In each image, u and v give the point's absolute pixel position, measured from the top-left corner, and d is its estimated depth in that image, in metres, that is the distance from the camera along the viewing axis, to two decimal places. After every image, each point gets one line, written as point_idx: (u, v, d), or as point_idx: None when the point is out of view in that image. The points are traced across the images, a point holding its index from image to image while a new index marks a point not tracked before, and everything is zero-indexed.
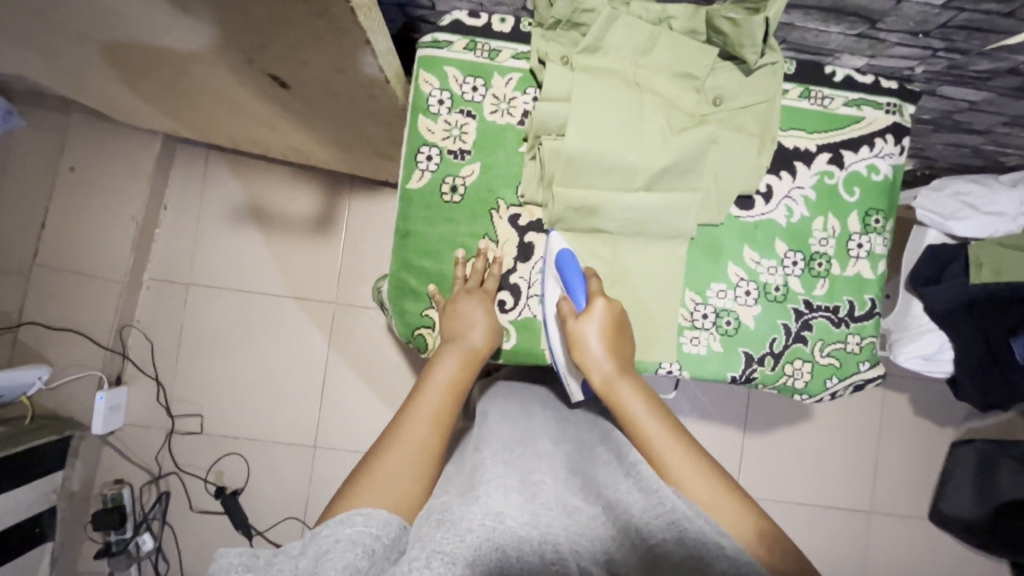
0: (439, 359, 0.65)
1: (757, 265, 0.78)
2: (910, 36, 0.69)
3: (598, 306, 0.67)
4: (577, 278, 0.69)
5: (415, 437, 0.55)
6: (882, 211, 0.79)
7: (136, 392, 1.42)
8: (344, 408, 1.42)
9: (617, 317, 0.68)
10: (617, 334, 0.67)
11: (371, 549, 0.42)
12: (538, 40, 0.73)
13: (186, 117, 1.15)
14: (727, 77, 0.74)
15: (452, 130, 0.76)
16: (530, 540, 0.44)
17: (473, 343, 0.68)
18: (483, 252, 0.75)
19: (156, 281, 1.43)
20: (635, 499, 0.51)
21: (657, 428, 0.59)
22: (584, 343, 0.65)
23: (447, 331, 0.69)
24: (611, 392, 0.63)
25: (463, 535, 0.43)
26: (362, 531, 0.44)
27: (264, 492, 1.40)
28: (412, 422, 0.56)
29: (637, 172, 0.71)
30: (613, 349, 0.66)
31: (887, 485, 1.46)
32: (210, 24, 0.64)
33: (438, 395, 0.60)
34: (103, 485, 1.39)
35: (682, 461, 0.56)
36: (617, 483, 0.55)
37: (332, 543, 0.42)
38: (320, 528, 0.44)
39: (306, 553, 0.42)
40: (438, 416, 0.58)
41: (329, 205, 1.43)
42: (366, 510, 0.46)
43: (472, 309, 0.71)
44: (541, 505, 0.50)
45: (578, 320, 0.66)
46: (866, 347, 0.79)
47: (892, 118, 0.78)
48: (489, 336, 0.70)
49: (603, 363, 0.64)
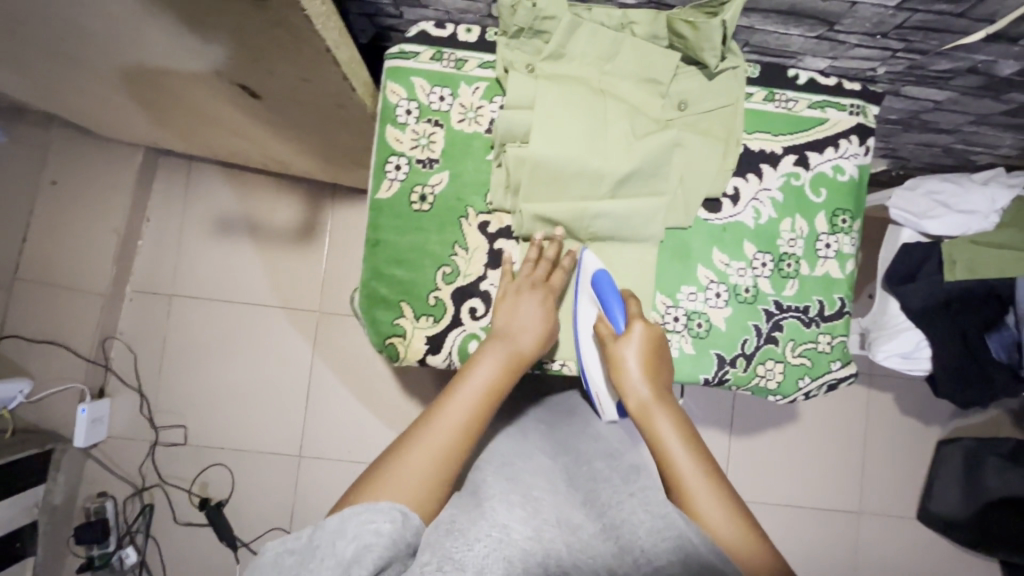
0: (483, 353, 0.63)
1: (726, 267, 0.78)
2: (869, 37, 0.70)
3: (636, 330, 0.66)
4: (615, 300, 0.68)
5: (446, 436, 0.56)
6: (849, 211, 0.80)
7: (119, 405, 1.41)
8: (330, 417, 1.42)
9: (656, 342, 0.67)
10: (656, 359, 0.66)
11: (398, 553, 0.45)
12: (502, 48, 0.73)
13: (167, 130, 1.15)
14: (690, 82, 0.75)
15: (420, 139, 0.76)
16: (532, 554, 0.48)
17: (521, 347, 0.65)
18: (556, 240, 0.73)
19: (139, 293, 1.43)
20: (641, 518, 0.52)
21: (691, 463, 0.58)
22: (622, 365, 0.65)
23: (499, 323, 0.67)
24: (646, 419, 0.62)
25: (471, 544, 0.47)
26: (399, 532, 0.47)
27: (249, 504, 1.40)
28: (442, 421, 0.56)
29: (603, 178, 0.71)
30: (650, 374, 0.65)
31: (874, 485, 1.46)
32: (176, 37, 0.65)
33: (472, 395, 0.59)
34: (86, 499, 1.38)
35: (714, 503, 0.55)
36: (620, 503, 0.55)
37: (373, 537, 0.45)
38: (361, 511, 0.47)
39: (347, 535, 0.45)
40: (470, 422, 0.57)
41: (312, 215, 1.43)
42: (403, 511, 0.49)
43: (529, 309, 0.69)
44: (545, 520, 0.53)
45: (618, 342, 0.66)
46: (836, 346, 0.80)
47: (856, 120, 0.79)
48: (539, 341, 0.67)
49: (641, 389, 0.63)
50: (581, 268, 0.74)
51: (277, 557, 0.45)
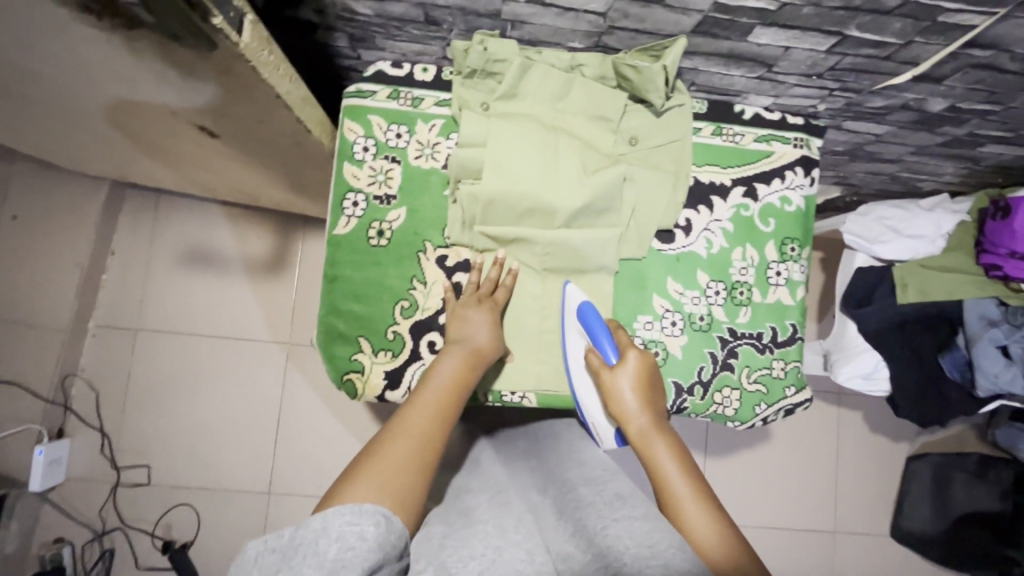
0: (444, 355, 0.67)
1: (681, 296, 0.80)
2: (806, 77, 0.74)
3: (630, 359, 0.68)
4: (603, 329, 0.70)
5: (418, 429, 0.57)
6: (797, 240, 0.82)
7: (79, 445, 1.36)
8: (299, 451, 1.39)
9: (649, 370, 0.69)
10: (651, 388, 0.67)
11: (384, 556, 0.45)
12: (457, 87, 0.76)
13: (132, 165, 1.15)
14: (640, 118, 0.78)
15: (377, 176, 0.78)
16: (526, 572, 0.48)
17: (478, 344, 0.69)
18: (499, 262, 0.75)
19: (103, 328, 1.40)
20: (627, 544, 0.50)
21: (685, 485, 0.58)
22: (618, 395, 0.66)
23: (455, 335, 0.70)
24: (645, 446, 0.63)
25: (467, 560, 0.49)
26: (385, 535, 0.46)
27: (215, 545, 1.35)
28: (414, 415, 0.58)
29: (556, 212, 0.73)
30: (647, 403, 0.66)
31: (848, 504, 1.46)
32: (130, 81, 0.66)
33: (442, 390, 0.62)
34: (41, 546, 1.32)
35: (707, 523, 0.55)
36: (607, 528, 0.54)
37: (357, 540, 0.44)
38: (345, 510, 0.46)
39: (330, 536, 0.44)
40: (439, 415, 0.59)
41: (282, 246, 1.43)
42: (387, 513, 0.48)
43: (480, 315, 0.71)
44: (536, 549, 0.52)
45: (614, 373, 0.67)
46: (790, 372, 0.81)
47: (801, 152, 0.82)
48: (495, 341, 0.71)
49: (639, 417, 0.65)
50: (565, 303, 0.75)
51: (259, 551, 0.44)
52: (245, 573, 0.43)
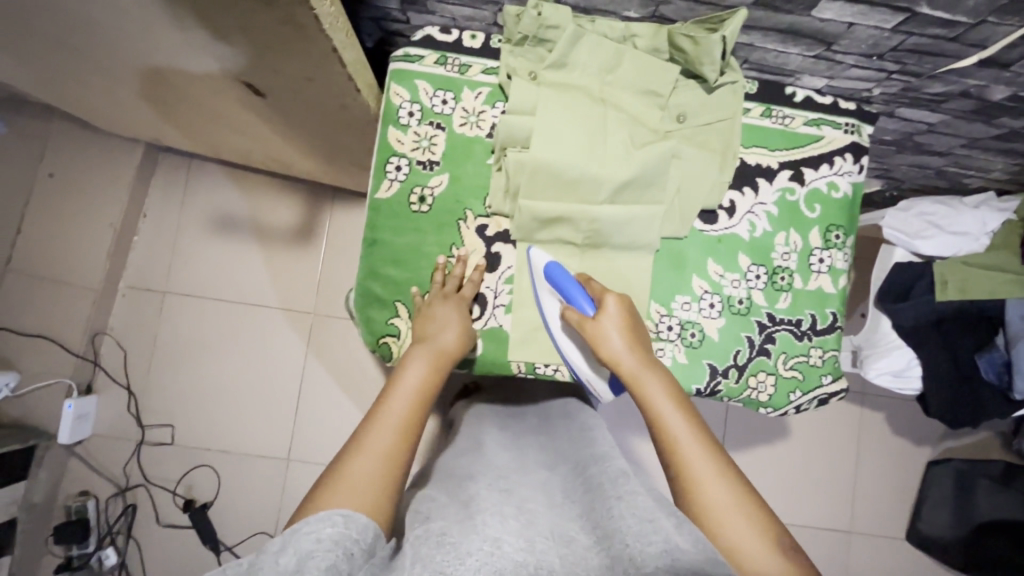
0: (410, 358, 0.63)
1: (720, 278, 0.79)
2: (865, 58, 0.72)
3: (611, 305, 0.67)
4: (573, 284, 0.70)
5: (385, 440, 0.54)
6: (842, 228, 0.81)
7: (106, 402, 1.38)
8: (318, 420, 1.40)
9: (631, 313, 0.68)
10: (636, 330, 0.67)
11: (350, 551, 0.43)
12: (506, 55, 0.75)
13: (169, 127, 1.16)
14: (689, 95, 0.76)
15: (421, 141, 0.77)
16: (526, 565, 0.46)
17: (444, 344, 0.67)
18: (461, 258, 0.76)
19: (133, 289, 1.41)
20: (628, 523, 0.48)
21: (680, 422, 0.58)
22: (605, 339, 0.65)
23: (419, 332, 0.68)
24: (637, 385, 0.62)
25: (464, 558, 0.45)
26: (342, 533, 0.44)
27: (235, 506, 1.37)
28: (380, 425, 0.55)
29: (601, 184, 0.72)
30: (634, 344, 0.65)
31: (865, 505, 1.45)
32: (182, 32, 0.65)
33: (410, 393, 0.59)
34: (67, 497, 1.35)
35: (702, 460, 0.55)
36: (611, 509, 0.51)
37: (313, 543, 0.42)
38: (299, 525, 0.44)
39: (288, 548, 0.42)
40: (406, 425, 0.56)
41: (311, 216, 1.43)
42: (345, 513, 0.46)
43: (446, 312, 0.71)
44: (536, 533, 0.51)
45: (598, 320, 0.66)
46: (828, 360, 0.80)
47: (851, 138, 0.80)
48: (461, 339, 0.69)
49: (627, 357, 0.63)
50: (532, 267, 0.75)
51: None
52: None
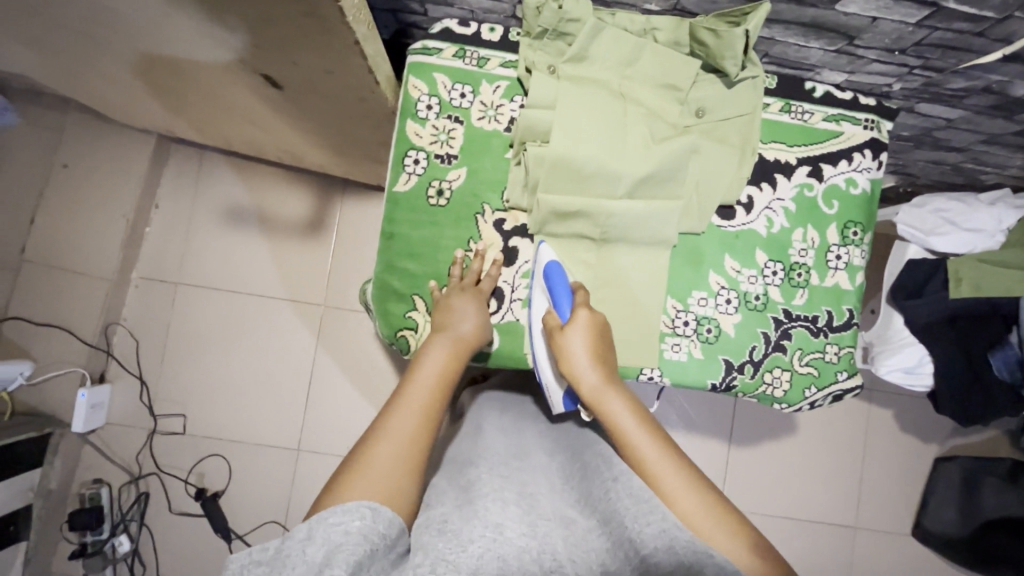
0: (429, 348, 0.64)
1: (737, 274, 0.79)
2: (887, 53, 0.71)
3: (580, 318, 0.67)
4: (563, 288, 0.70)
5: (407, 427, 0.54)
6: (860, 224, 0.81)
7: (119, 391, 1.40)
8: (328, 411, 1.41)
9: (600, 327, 0.68)
10: (602, 344, 0.67)
11: (376, 547, 0.43)
12: (525, 48, 0.74)
13: (182, 118, 1.16)
14: (709, 89, 0.75)
15: (439, 135, 0.77)
16: (527, 551, 0.46)
17: (461, 333, 0.67)
18: (481, 254, 0.76)
19: (145, 279, 1.42)
20: (627, 505, 0.53)
21: (647, 438, 0.58)
22: (569, 355, 0.66)
23: (436, 323, 0.69)
24: (600, 403, 0.62)
25: (465, 546, 0.45)
26: (371, 527, 0.44)
27: (246, 496, 1.39)
28: (401, 412, 0.55)
29: (620, 179, 0.72)
30: (599, 360, 0.65)
31: (872, 500, 1.46)
32: (202, 24, 0.65)
33: (429, 382, 0.59)
34: (81, 485, 1.36)
35: (671, 474, 0.55)
36: (609, 493, 0.56)
37: (342, 537, 0.43)
38: (327, 513, 0.44)
39: (317, 540, 0.42)
40: (427, 413, 0.56)
41: (322, 208, 1.44)
42: (372, 505, 0.46)
43: (463, 303, 0.71)
44: (537, 516, 0.52)
45: (564, 334, 0.67)
46: (843, 357, 0.80)
47: (871, 134, 0.80)
48: (478, 330, 0.70)
49: (590, 374, 0.64)
50: (536, 262, 0.76)
51: (243, 566, 0.42)
52: None
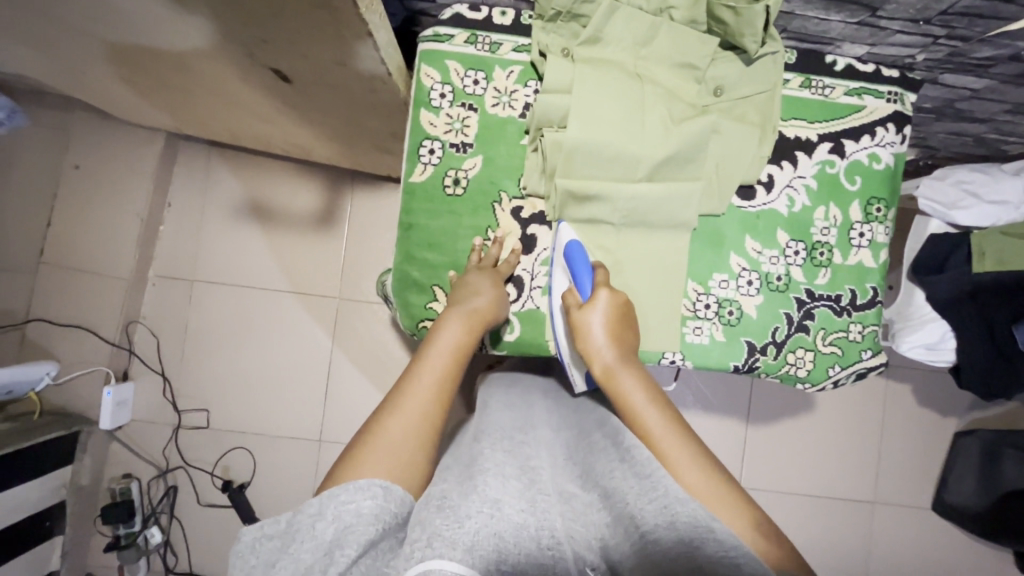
0: (444, 322, 0.64)
1: (759, 254, 0.78)
2: (912, 23, 0.69)
3: (601, 297, 0.67)
4: (584, 267, 0.70)
5: (420, 402, 0.54)
6: (884, 200, 0.79)
7: (142, 388, 1.42)
8: (347, 402, 1.43)
9: (620, 309, 0.69)
10: (621, 325, 0.67)
11: (387, 527, 0.43)
12: (538, 32, 0.73)
13: (189, 115, 1.15)
14: (728, 67, 0.74)
15: (454, 123, 0.77)
16: (525, 526, 0.44)
17: (476, 306, 0.67)
18: (500, 239, 0.76)
19: (161, 278, 1.43)
20: (629, 485, 0.50)
21: (656, 414, 0.58)
22: (586, 333, 0.66)
23: (452, 297, 0.69)
24: (611, 381, 0.62)
25: (463, 520, 0.43)
26: (382, 506, 0.44)
27: (271, 487, 1.41)
28: (414, 388, 0.55)
29: (639, 163, 0.72)
30: (616, 340, 0.65)
31: (891, 476, 1.46)
32: (212, 21, 0.65)
33: (442, 359, 0.59)
34: (111, 480, 1.39)
35: (678, 448, 0.54)
36: (612, 472, 0.54)
37: (353, 518, 0.43)
38: (339, 491, 0.44)
39: (327, 518, 0.42)
40: (440, 389, 0.56)
41: (332, 201, 1.44)
42: (384, 484, 0.46)
43: (479, 279, 0.71)
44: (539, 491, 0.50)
45: (583, 310, 0.67)
46: (867, 336, 0.80)
47: (894, 107, 0.78)
48: (494, 305, 0.70)
49: (605, 352, 0.64)
50: (556, 244, 0.75)
51: (257, 539, 0.43)
52: (245, 562, 0.42)
